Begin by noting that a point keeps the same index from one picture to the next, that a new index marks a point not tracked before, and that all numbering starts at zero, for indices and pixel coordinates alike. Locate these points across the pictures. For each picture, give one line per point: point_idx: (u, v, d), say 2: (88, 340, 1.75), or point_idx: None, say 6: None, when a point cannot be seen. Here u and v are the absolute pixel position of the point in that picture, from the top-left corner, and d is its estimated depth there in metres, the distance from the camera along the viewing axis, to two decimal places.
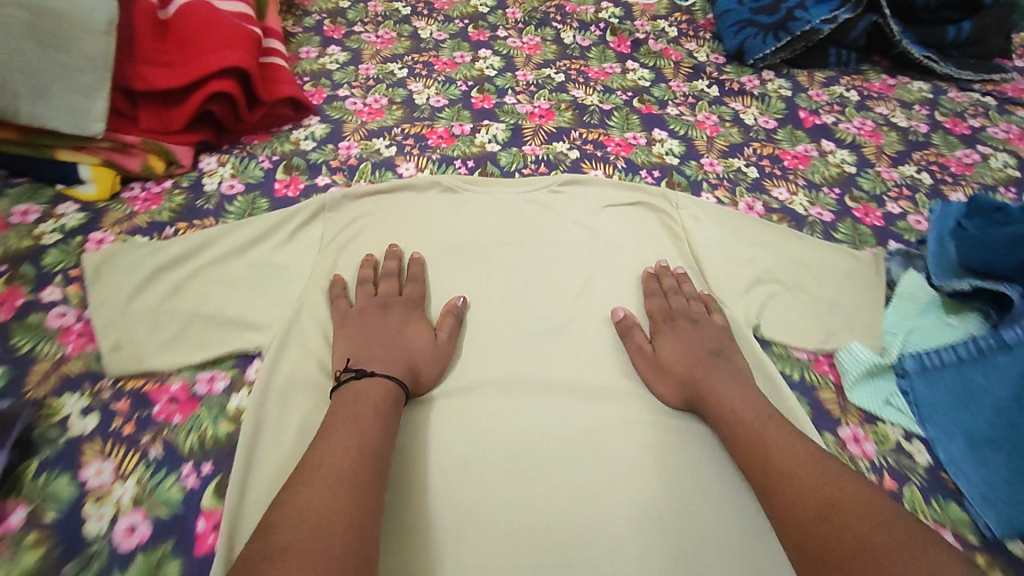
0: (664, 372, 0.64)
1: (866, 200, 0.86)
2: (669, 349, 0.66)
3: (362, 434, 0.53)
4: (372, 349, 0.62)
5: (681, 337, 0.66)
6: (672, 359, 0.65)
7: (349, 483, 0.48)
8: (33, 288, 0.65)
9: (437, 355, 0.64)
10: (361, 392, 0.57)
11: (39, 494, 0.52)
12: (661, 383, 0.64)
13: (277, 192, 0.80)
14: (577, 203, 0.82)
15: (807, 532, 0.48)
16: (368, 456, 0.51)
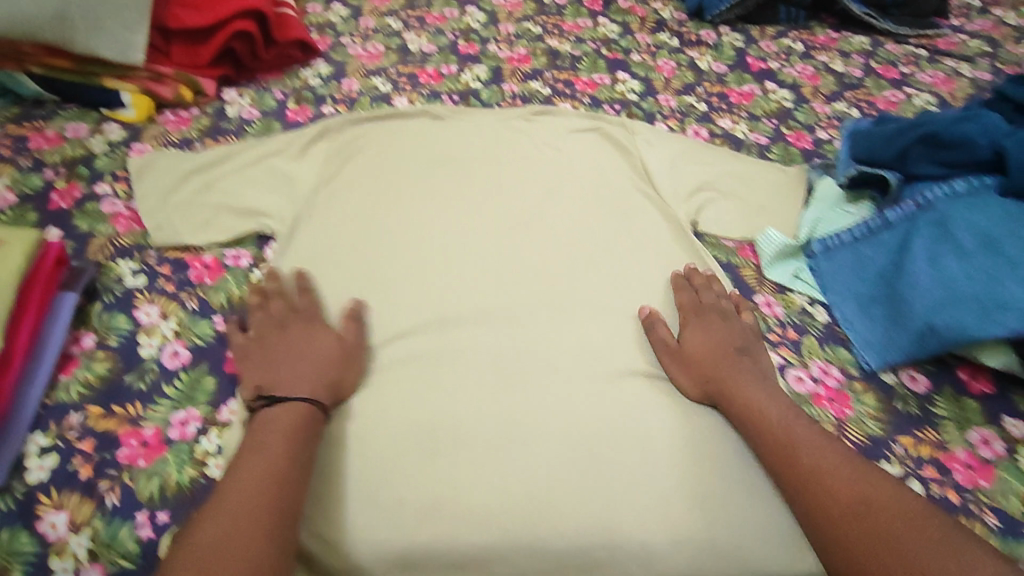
0: (690, 367, 0.65)
1: (799, 128, 1.00)
2: (694, 343, 0.66)
3: (274, 468, 0.51)
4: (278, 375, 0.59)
5: (705, 333, 0.67)
6: (698, 353, 0.65)
7: (253, 530, 0.47)
8: (88, 185, 0.79)
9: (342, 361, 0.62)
10: (279, 421, 0.55)
11: (104, 326, 0.65)
12: (685, 376, 0.65)
13: (289, 118, 0.93)
14: (547, 128, 0.94)
15: (844, 535, 0.52)
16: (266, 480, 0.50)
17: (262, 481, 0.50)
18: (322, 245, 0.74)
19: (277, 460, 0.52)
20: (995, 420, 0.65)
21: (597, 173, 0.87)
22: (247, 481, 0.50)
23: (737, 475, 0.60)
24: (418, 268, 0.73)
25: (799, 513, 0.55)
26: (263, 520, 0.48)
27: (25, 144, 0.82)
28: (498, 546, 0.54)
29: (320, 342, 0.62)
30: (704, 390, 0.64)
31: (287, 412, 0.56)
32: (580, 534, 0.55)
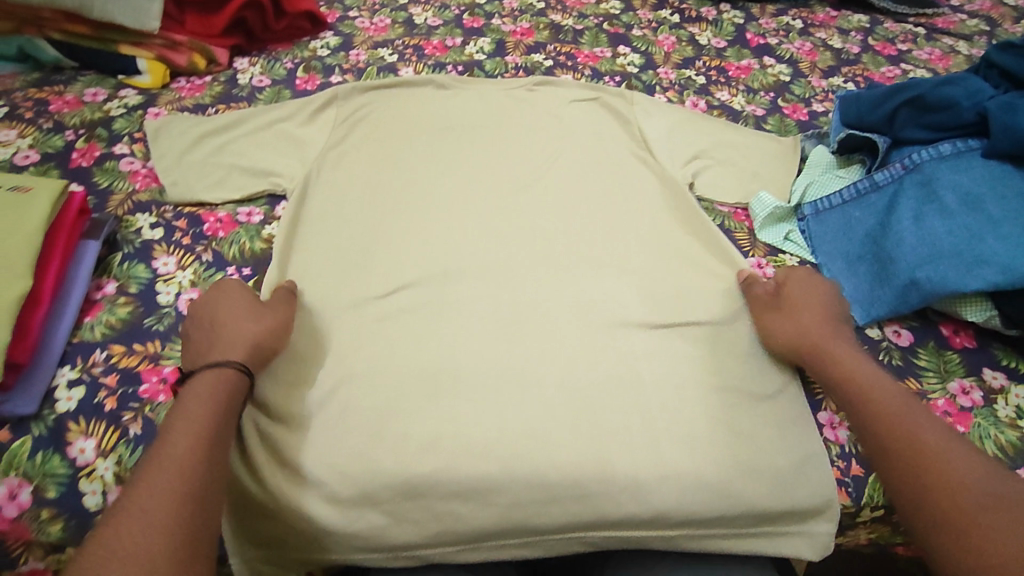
0: (795, 318, 0.65)
1: (796, 101, 1.02)
2: (795, 299, 0.67)
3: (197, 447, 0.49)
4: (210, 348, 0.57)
5: (805, 294, 0.67)
6: (798, 311, 0.66)
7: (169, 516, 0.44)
8: (107, 145, 0.82)
9: (254, 316, 0.61)
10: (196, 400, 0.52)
11: (125, 275, 0.68)
12: (788, 327, 0.65)
13: (298, 86, 0.96)
14: (549, 98, 0.96)
15: (968, 510, 0.48)
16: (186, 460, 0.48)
17: (182, 475, 0.47)
18: (331, 204, 0.77)
19: (192, 449, 0.48)
20: (975, 372, 0.67)
21: (596, 140, 0.90)
22: (162, 478, 0.46)
23: (734, 416, 0.61)
24: (423, 226, 0.76)
25: (913, 491, 0.51)
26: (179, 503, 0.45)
27: (46, 108, 0.86)
28: (498, 475, 0.56)
29: (233, 303, 0.62)
30: (805, 343, 0.63)
31: (203, 386, 0.53)
32: (578, 465, 0.57)
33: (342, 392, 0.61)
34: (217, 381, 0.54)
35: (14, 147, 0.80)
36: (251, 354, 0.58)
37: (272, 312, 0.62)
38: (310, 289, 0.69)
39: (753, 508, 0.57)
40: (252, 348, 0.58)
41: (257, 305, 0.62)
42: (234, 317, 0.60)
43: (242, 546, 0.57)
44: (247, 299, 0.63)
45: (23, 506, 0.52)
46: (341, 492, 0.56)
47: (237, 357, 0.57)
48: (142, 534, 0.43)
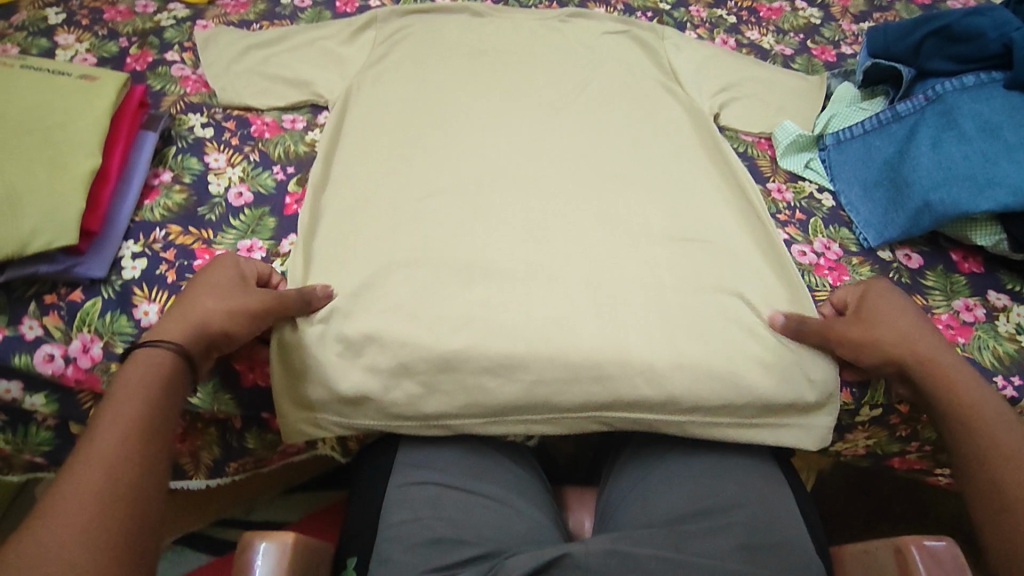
0: (893, 328, 0.61)
1: (824, 44, 1.03)
2: (883, 312, 0.63)
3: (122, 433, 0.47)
4: (163, 318, 0.56)
5: (893, 305, 0.63)
6: (888, 319, 0.62)
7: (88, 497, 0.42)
8: (159, 52, 0.86)
9: (221, 295, 0.58)
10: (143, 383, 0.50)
11: (179, 166, 0.73)
12: (889, 336, 0.61)
13: (338, 8, 0.99)
14: (582, 28, 0.98)
15: None
16: (115, 443, 0.46)
17: (112, 457, 0.45)
18: (371, 114, 0.81)
19: (124, 435, 0.47)
20: (979, 293, 0.71)
21: (627, 69, 0.92)
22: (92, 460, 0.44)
23: (744, 318, 0.65)
24: (458, 140, 0.79)
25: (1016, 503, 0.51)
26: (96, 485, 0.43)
27: (100, 16, 0.89)
28: (522, 356, 0.61)
29: (220, 276, 0.60)
30: (913, 356, 0.60)
31: (135, 357, 0.52)
32: (596, 353, 0.61)
33: (380, 277, 0.65)
34: (146, 355, 0.52)
35: (72, 50, 0.84)
36: (192, 328, 0.55)
37: (246, 299, 0.59)
38: (351, 185, 0.73)
39: (756, 399, 0.62)
40: (195, 327, 0.55)
41: (240, 287, 0.59)
42: (204, 287, 0.58)
43: (287, 407, 0.63)
44: (234, 277, 0.60)
45: (94, 359, 0.60)
46: (380, 363, 0.62)
47: (173, 336, 0.54)
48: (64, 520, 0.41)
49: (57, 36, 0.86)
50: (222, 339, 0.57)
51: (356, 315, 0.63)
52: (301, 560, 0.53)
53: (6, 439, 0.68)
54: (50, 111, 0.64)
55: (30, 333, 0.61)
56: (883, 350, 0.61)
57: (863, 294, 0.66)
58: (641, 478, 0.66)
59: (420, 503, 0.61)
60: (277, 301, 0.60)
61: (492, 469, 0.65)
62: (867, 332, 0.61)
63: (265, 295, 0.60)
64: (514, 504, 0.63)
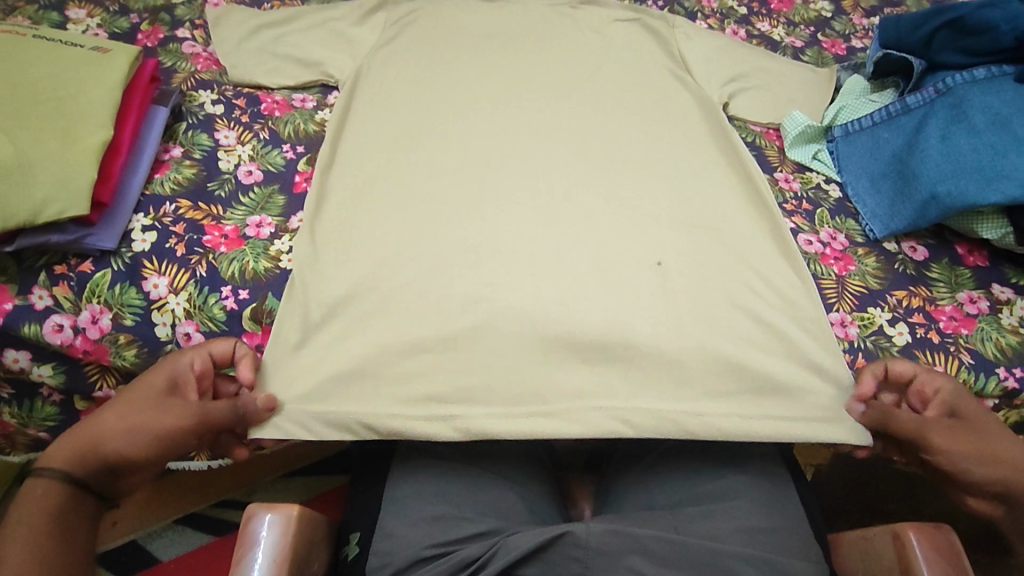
0: (999, 450, 0.57)
1: (835, 37, 1.03)
2: (981, 426, 0.58)
3: (64, 475, 0.54)
4: (67, 434, 0.56)
5: (985, 422, 0.59)
6: (987, 435, 0.58)
7: (39, 535, 0.51)
8: (170, 29, 0.86)
9: (126, 415, 0.55)
10: (35, 482, 0.54)
11: (189, 141, 0.73)
12: (1002, 460, 0.56)
13: None
14: (593, 16, 0.98)
15: None
16: (61, 484, 0.54)
17: (56, 498, 0.54)
18: (381, 96, 0.81)
19: (58, 484, 0.54)
20: (984, 286, 0.72)
21: (636, 59, 0.92)
22: (42, 500, 0.53)
23: (750, 306, 0.66)
24: (468, 122, 0.79)
25: None
26: (46, 521, 0.52)
27: None
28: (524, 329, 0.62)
29: (148, 384, 0.56)
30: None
31: (39, 470, 0.54)
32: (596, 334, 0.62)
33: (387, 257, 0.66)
34: (35, 481, 0.54)
35: (84, 24, 0.85)
36: (80, 450, 0.54)
37: (151, 416, 0.54)
38: (362, 164, 0.74)
39: (758, 385, 0.63)
40: (83, 454, 0.54)
41: (154, 399, 0.55)
42: (122, 400, 0.56)
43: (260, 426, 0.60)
44: (159, 385, 0.56)
45: (103, 330, 0.62)
46: (387, 341, 0.62)
47: (61, 462, 0.55)
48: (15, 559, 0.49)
49: (68, 10, 0.86)
50: (118, 462, 0.54)
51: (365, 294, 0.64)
52: (305, 531, 0.54)
53: (11, 413, 0.68)
54: (62, 80, 0.65)
55: (40, 303, 0.62)
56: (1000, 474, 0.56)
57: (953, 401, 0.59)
58: (644, 462, 0.67)
59: (425, 482, 0.61)
60: (187, 420, 0.55)
61: (498, 451, 0.66)
62: (979, 447, 0.57)
63: (173, 414, 0.55)
64: (516, 485, 0.64)
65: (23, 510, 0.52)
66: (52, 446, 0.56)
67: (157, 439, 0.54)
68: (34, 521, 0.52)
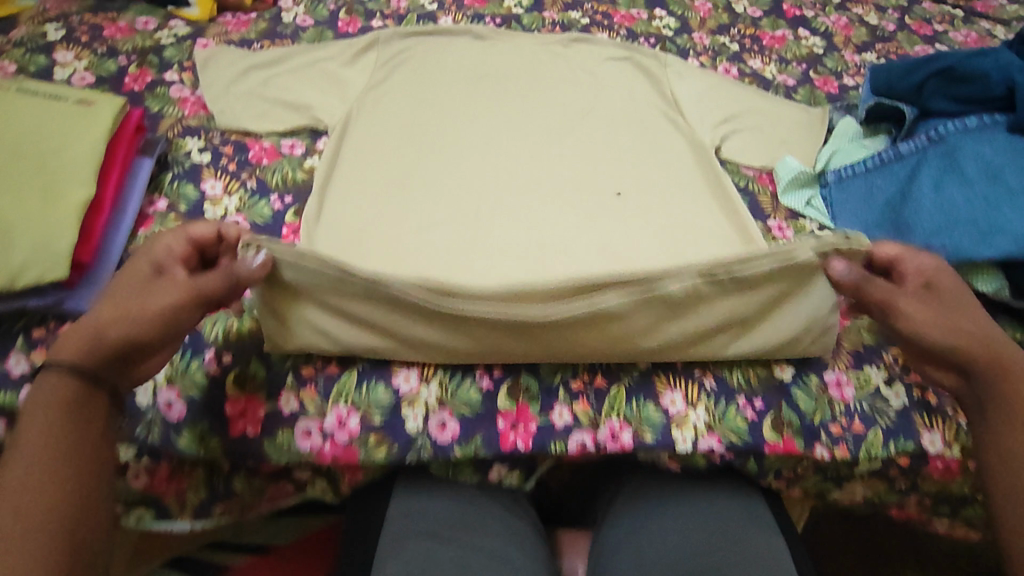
0: (956, 330, 0.54)
1: (827, 74, 1.03)
2: (954, 303, 0.55)
3: (72, 383, 0.48)
4: (66, 330, 0.50)
5: (961, 293, 0.56)
6: (954, 311, 0.55)
7: (51, 452, 0.45)
8: (158, 71, 0.85)
9: (119, 300, 0.50)
10: (36, 395, 0.48)
11: (174, 193, 0.72)
12: (956, 338, 0.54)
13: (341, 29, 0.98)
14: (585, 55, 0.99)
15: None
16: (69, 401, 0.48)
17: (70, 405, 0.48)
18: (370, 142, 0.80)
19: (68, 384, 0.48)
20: None
21: (628, 100, 0.92)
22: (49, 402, 0.47)
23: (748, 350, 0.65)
24: (458, 169, 0.79)
25: None
26: (62, 425, 0.47)
27: (100, 32, 0.89)
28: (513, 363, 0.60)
29: (130, 272, 0.52)
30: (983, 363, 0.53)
31: (44, 379, 0.48)
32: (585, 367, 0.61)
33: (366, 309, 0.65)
34: (50, 381, 0.48)
35: (71, 68, 0.84)
36: (85, 341, 0.49)
37: (146, 297, 0.50)
38: (352, 214, 0.73)
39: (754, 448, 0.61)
40: (89, 346, 0.49)
41: (143, 282, 0.51)
42: (109, 291, 0.51)
43: (278, 451, 0.56)
44: (142, 269, 0.52)
45: None
46: None
47: (67, 359, 0.49)
48: (30, 477, 0.44)
49: (56, 53, 0.85)
50: (130, 349, 0.50)
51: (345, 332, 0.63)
52: None
53: None
54: (44, 137, 0.63)
55: (17, 369, 0.59)
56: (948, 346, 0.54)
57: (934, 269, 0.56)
58: (637, 524, 0.64)
59: (409, 554, 0.59)
60: (183, 295, 0.51)
61: (484, 519, 0.63)
62: (939, 321, 0.54)
63: (167, 292, 0.51)
64: (503, 554, 0.61)
65: (32, 422, 0.46)
66: (54, 343, 0.50)
67: (155, 319, 0.50)
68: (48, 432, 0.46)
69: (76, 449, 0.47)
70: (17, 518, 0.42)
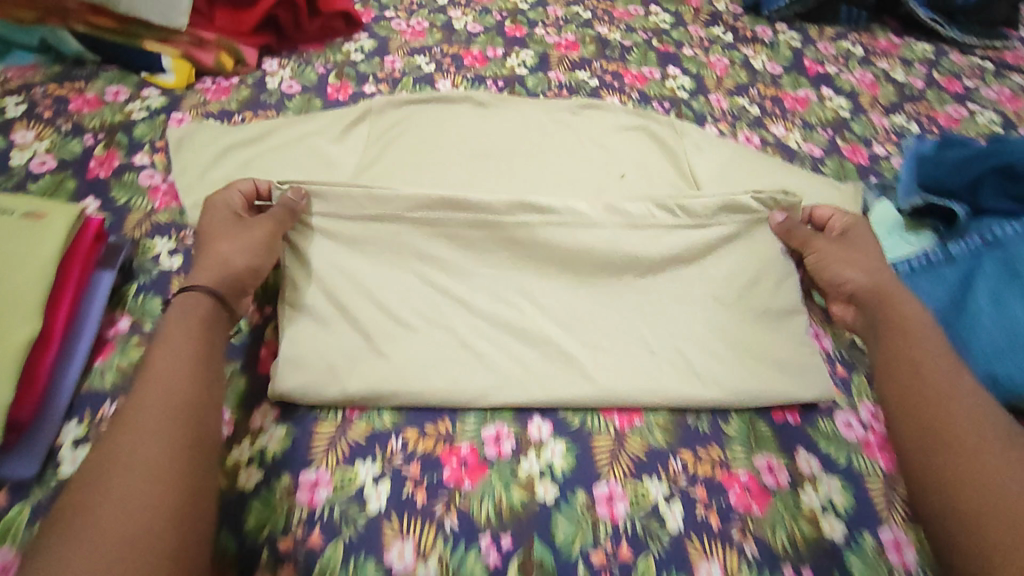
0: (861, 267, 0.70)
1: (855, 141, 0.96)
2: (861, 244, 0.72)
3: (203, 309, 0.59)
4: (195, 269, 0.62)
5: (867, 236, 0.73)
6: (858, 250, 0.71)
7: (182, 364, 0.54)
8: (127, 154, 0.77)
9: (229, 241, 0.64)
10: (176, 314, 0.58)
11: (140, 308, 0.63)
12: (858, 269, 0.70)
13: (330, 96, 0.90)
14: (594, 123, 0.91)
15: None
16: (200, 325, 0.58)
17: (196, 331, 0.57)
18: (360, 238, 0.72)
19: (201, 305, 0.59)
20: None
21: (644, 176, 0.85)
22: (186, 322, 0.57)
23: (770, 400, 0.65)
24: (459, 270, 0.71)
25: None
26: (195, 342, 0.56)
27: (65, 106, 0.81)
28: (529, 405, 0.62)
29: (218, 218, 0.66)
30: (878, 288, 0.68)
31: (179, 305, 0.58)
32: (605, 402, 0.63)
33: (357, 417, 0.61)
34: (190, 301, 0.59)
35: (30, 150, 0.76)
36: (218, 272, 0.61)
37: (245, 232, 0.64)
38: (332, 325, 0.65)
39: None
40: (220, 275, 0.61)
41: (235, 225, 0.65)
42: (212, 235, 0.64)
43: None
44: (228, 216, 0.66)
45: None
46: None
47: (203, 284, 0.60)
48: (166, 382, 0.52)
49: (14, 132, 0.77)
50: (246, 276, 0.63)
51: (340, 440, 0.59)
52: None
53: None
54: None
55: None
56: (850, 276, 0.70)
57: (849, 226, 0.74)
58: None
59: None
60: (271, 225, 0.65)
61: None
62: (846, 254, 0.71)
63: (257, 228, 0.64)
64: None
65: (170, 335, 0.56)
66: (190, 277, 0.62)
67: (260, 249, 0.64)
68: (181, 347, 0.55)
69: (201, 365, 0.55)
70: (153, 413, 0.50)
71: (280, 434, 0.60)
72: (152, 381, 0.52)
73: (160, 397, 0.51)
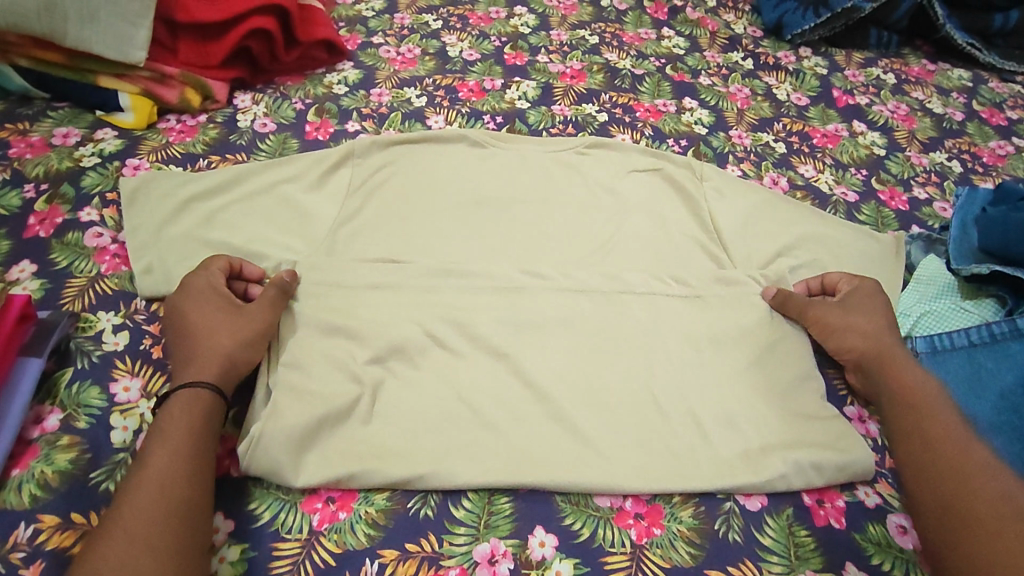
0: (858, 330, 0.64)
1: (892, 183, 0.86)
2: (863, 305, 0.66)
3: (207, 397, 0.53)
4: (184, 364, 0.56)
5: (873, 296, 0.67)
6: (864, 312, 0.66)
7: (177, 460, 0.48)
8: (72, 209, 0.68)
9: (224, 327, 0.58)
10: (174, 406, 0.52)
11: (73, 401, 0.55)
12: (860, 330, 0.64)
13: (308, 135, 0.81)
14: (602, 165, 0.81)
15: None
16: (200, 416, 0.52)
17: (196, 423, 0.51)
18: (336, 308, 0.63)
19: (205, 395, 0.53)
20: None
21: (660, 228, 0.75)
22: (187, 410, 0.52)
23: (789, 492, 0.58)
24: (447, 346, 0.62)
25: None
26: (194, 433, 0.50)
27: (6, 151, 0.72)
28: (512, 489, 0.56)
29: (199, 303, 0.59)
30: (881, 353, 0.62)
31: (177, 400, 0.52)
32: (604, 490, 0.56)
33: (325, 532, 0.53)
34: (192, 397, 0.53)
35: None
36: (220, 364, 0.55)
37: (241, 321, 0.59)
38: (297, 418, 0.55)
39: None
40: (224, 368, 0.56)
41: (225, 309, 0.59)
42: (195, 326, 0.58)
43: None
44: (211, 298, 0.60)
45: None
46: None
47: (207, 378, 0.54)
48: (159, 483, 0.47)
49: None
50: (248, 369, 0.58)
51: (304, 562, 0.51)
52: None
53: None
54: None
55: None
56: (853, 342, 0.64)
57: (855, 286, 0.68)
58: None
59: None
60: (268, 310, 0.60)
61: None
62: (845, 318, 0.65)
63: (252, 313, 0.60)
64: None
65: (169, 425, 0.50)
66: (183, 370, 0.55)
67: (257, 336, 0.59)
68: (176, 442, 0.49)
69: (199, 462, 0.49)
70: (143, 521, 0.45)
71: (231, 557, 0.51)
72: (143, 481, 0.47)
73: (153, 503, 0.46)
